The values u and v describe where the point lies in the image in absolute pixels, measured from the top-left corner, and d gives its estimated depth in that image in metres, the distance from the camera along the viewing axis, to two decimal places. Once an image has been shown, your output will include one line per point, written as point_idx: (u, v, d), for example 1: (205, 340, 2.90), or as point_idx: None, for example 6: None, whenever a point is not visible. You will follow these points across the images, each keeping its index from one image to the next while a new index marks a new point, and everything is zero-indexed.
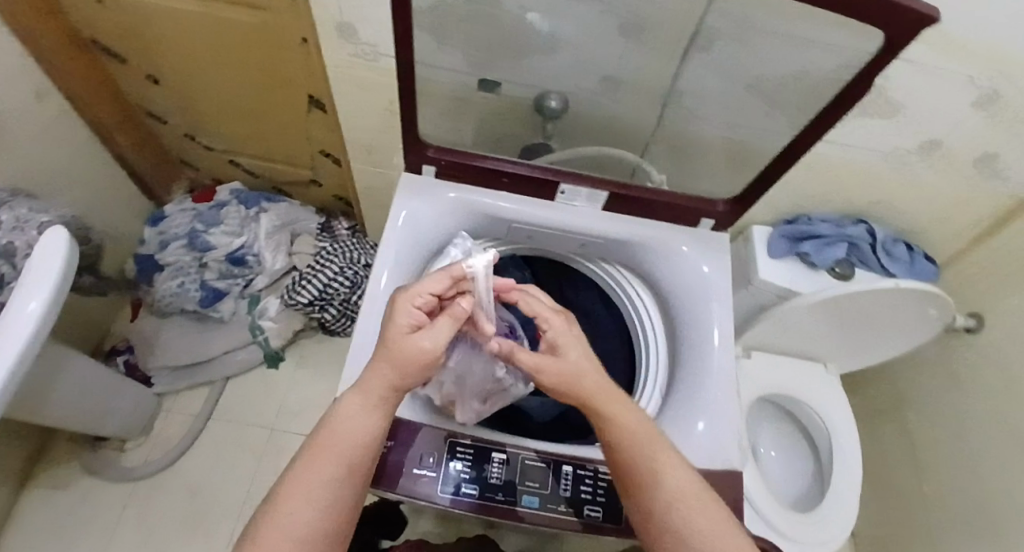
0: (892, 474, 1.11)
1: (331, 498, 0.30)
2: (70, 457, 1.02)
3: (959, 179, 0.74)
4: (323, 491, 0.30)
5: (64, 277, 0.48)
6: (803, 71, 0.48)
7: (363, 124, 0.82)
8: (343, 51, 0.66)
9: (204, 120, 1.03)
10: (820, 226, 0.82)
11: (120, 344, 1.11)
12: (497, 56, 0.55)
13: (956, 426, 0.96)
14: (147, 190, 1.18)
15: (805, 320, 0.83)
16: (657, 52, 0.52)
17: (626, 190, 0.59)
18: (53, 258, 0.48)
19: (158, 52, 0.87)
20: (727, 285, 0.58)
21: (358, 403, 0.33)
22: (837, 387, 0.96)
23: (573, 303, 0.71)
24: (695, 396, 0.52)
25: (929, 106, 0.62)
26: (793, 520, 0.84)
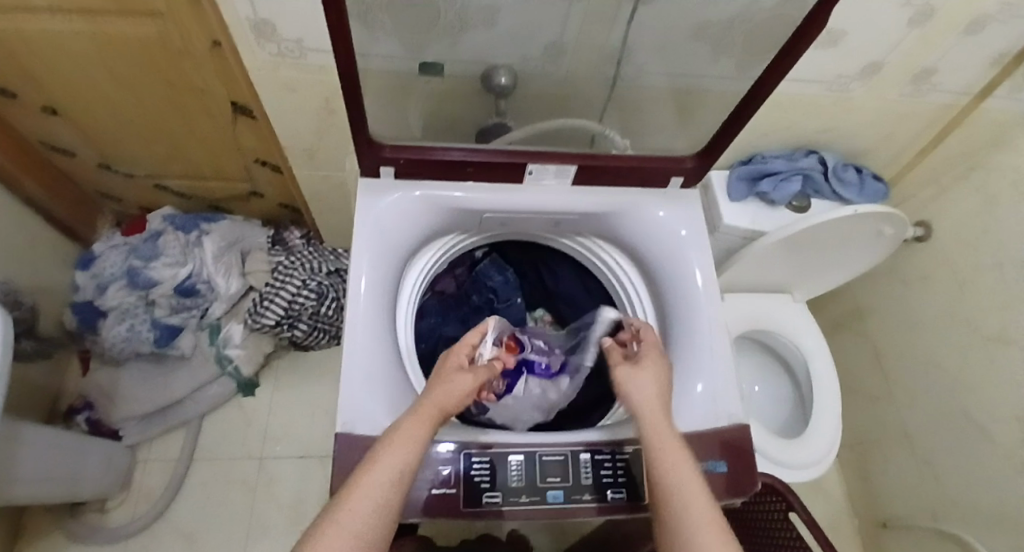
0: (859, 379, 1.21)
1: (393, 499, 0.31)
2: (48, 531, 0.95)
3: (897, 98, 0.77)
4: (386, 487, 0.31)
5: None
6: (750, 11, 0.47)
7: (298, 126, 0.75)
8: (264, 53, 0.60)
9: (120, 146, 0.93)
10: (774, 163, 0.83)
11: (77, 402, 1.02)
12: (438, 39, 0.51)
13: (914, 326, 1.04)
14: (69, 232, 1.06)
15: (772, 257, 0.85)
16: (607, 12, 0.50)
17: (593, 161, 0.57)
18: None
19: (46, 79, 0.76)
20: (704, 244, 0.59)
21: (412, 422, 0.37)
22: (804, 313, 1.01)
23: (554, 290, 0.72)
24: (693, 358, 0.53)
25: (868, 31, 0.62)
26: (785, 446, 0.91)
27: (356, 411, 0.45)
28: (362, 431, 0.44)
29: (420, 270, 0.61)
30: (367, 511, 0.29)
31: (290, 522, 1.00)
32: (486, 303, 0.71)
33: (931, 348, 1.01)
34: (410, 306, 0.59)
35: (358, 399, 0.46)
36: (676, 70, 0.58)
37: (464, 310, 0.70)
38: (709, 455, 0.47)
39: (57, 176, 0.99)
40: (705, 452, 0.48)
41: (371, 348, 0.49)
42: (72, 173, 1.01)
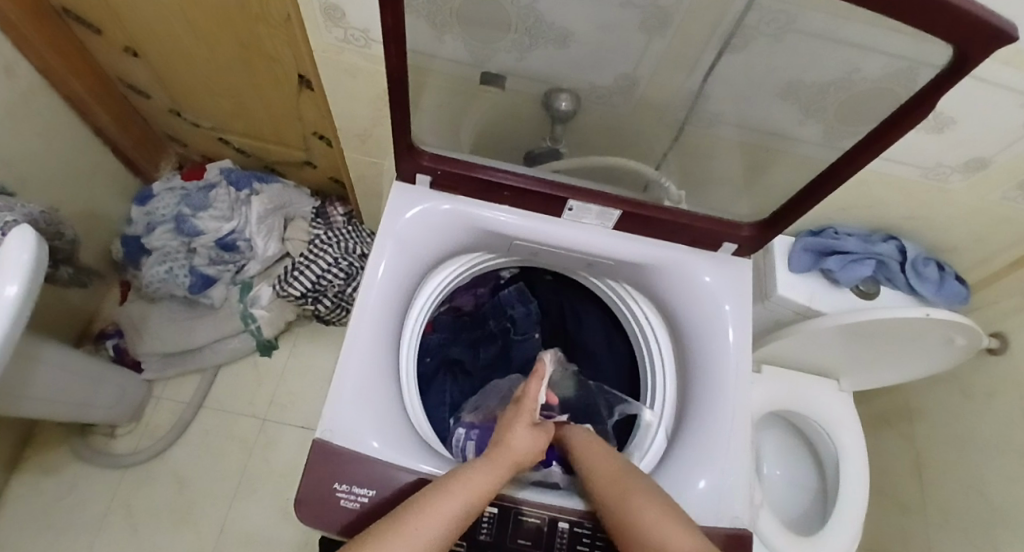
0: (893, 488, 1.09)
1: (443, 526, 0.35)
2: (60, 442, 1.01)
3: (1004, 198, 0.67)
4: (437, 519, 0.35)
5: (31, 276, 0.45)
6: (848, 80, 0.41)
7: (355, 109, 0.76)
8: (330, 35, 0.61)
9: (190, 97, 0.97)
10: (846, 241, 0.75)
11: (109, 327, 1.09)
12: (502, 52, 0.48)
13: (970, 449, 0.93)
14: (132, 166, 1.12)
15: (822, 340, 0.78)
16: (678, 53, 0.46)
17: (641, 209, 0.53)
18: (19, 254, 0.45)
19: (129, 22, 0.80)
20: (747, 322, 0.54)
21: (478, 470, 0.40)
22: (849, 406, 0.92)
23: (572, 333, 0.67)
24: (705, 444, 0.48)
25: (982, 123, 0.55)
26: (793, 543, 0.83)
27: (340, 423, 0.43)
28: (340, 443, 0.42)
29: (437, 284, 0.59)
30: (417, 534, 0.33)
31: (273, 489, 1.02)
32: (502, 332, 0.68)
33: (981, 475, 0.90)
34: (418, 319, 0.58)
35: (346, 410, 0.44)
36: (751, 127, 0.52)
37: (479, 340, 0.68)
38: None
39: (130, 111, 1.05)
40: None
41: (371, 357, 0.47)
42: (144, 111, 1.06)
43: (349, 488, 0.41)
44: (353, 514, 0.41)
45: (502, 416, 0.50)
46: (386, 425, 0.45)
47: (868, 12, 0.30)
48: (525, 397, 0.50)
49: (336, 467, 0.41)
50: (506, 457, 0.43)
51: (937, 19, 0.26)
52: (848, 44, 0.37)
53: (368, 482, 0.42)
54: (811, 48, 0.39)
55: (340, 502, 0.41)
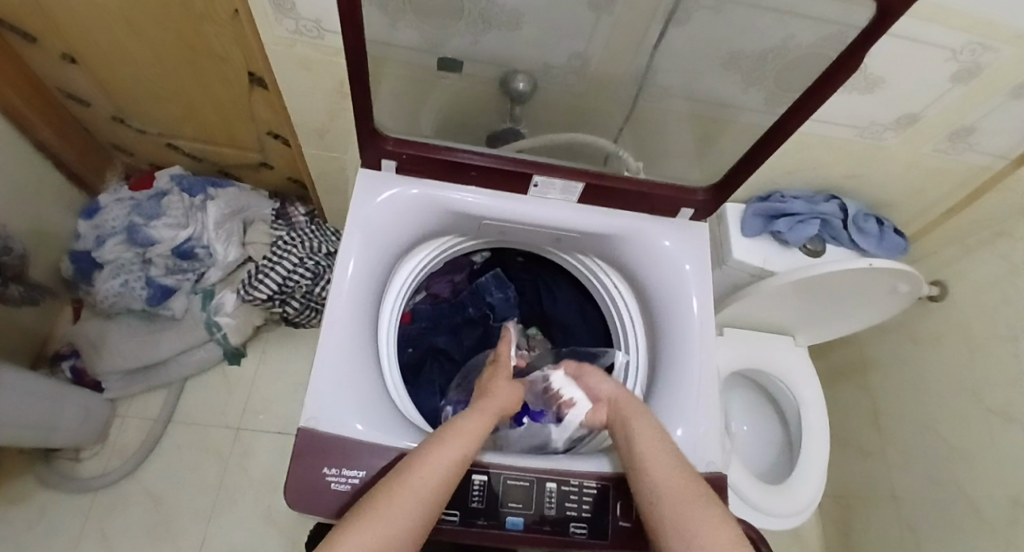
0: (853, 432, 1.17)
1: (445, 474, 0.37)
2: (21, 472, 0.96)
3: (930, 153, 0.73)
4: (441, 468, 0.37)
5: None
6: (785, 47, 0.44)
7: (312, 103, 0.75)
8: (281, 28, 0.60)
9: (135, 102, 0.93)
10: (794, 203, 0.80)
11: (64, 348, 1.03)
12: (458, 35, 0.49)
13: (917, 388, 1.01)
14: (75, 179, 1.06)
15: (780, 298, 0.83)
16: (629, 29, 0.48)
17: (601, 180, 0.55)
18: None
19: (63, 27, 0.75)
20: (707, 282, 0.57)
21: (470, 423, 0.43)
22: (805, 359, 0.98)
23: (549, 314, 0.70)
24: (676, 399, 0.51)
25: (906, 82, 0.60)
26: (765, 491, 0.88)
27: (324, 408, 0.43)
28: (326, 428, 0.43)
29: (409, 270, 0.60)
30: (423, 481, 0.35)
31: (259, 498, 1.00)
32: (482, 318, 0.69)
33: (932, 410, 0.98)
34: (394, 305, 0.58)
35: (328, 395, 0.44)
36: (700, 98, 0.55)
37: (461, 326, 0.69)
38: None
39: (72, 124, 1.00)
40: None
41: (350, 342, 0.47)
42: (85, 121, 1.01)
43: (339, 470, 0.42)
44: (345, 496, 0.42)
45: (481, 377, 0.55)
46: (370, 408, 0.45)
47: None
48: (498, 359, 0.57)
49: (324, 451, 0.42)
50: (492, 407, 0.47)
51: None
52: (782, 11, 0.39)
53: (357, 463, 0.42)
54: (749, 17, 0.41)
55: (331, 486, 0.42)
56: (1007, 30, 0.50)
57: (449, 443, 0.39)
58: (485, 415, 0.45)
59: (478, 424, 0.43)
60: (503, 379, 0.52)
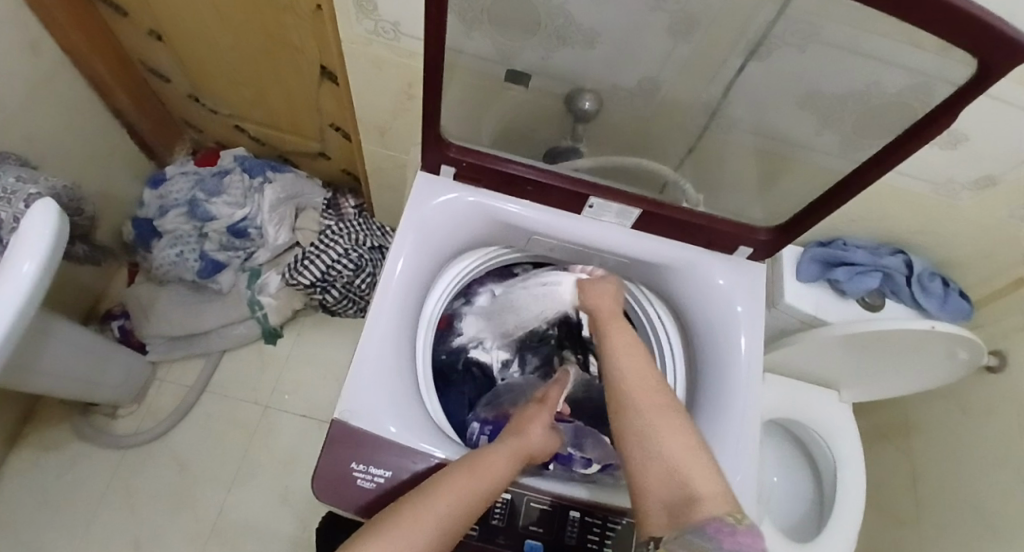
0: (890, 502, 1.10)
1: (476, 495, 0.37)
2: (63, 420, 1.02)
3: (1011, 217, 0.69)
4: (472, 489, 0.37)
5: (54, 248, 0.45)
6: (866, 93, 0.42)
7: (377, 101, 0.77)
8: (360, 27, 0.63)
9: (209, 83, 0.98)
10: (854, 252, 0.76)
11: (116, 309, 1.09)
12: (531, 49, 0.49)
13: (967, 465, 0.94)
14: (147, 149, 1.13)
15: (827, 350, 0.79)
16: (705, 59, 0.47)
17: (659, 209, 0.54)
18: (41, 228, 0.44)
19: (157, 7, 0.81)
20: (759, 324, 0.55)
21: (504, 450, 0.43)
22: (849, 418, 0.93)
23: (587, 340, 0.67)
24: (714, 443, 0.49)
25: (994, 141, 0.56)
26: (789, 550, 0.84)
27: (360, 405, 0.44)
28: (359, 423, 0.43)
29: (452, 276, 0.60)
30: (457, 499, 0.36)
31: (273, 477, 1.02)
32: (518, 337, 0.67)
33: (975, 491, 0.91)
34: (435, 309, 0.59)
35: (365, 393, 0.44)
36: (769, 134, 0.53)
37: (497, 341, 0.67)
38: None
39: (150, 96, 1.06)
40: None
41: (391, 341, 0.47)
42: (162, 96, 1.07)
43: (365, 467, 0.42)
44: (368, 493, 0.42)
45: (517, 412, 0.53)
46: (403, 409, 0.45)
47: (900, 23, 0.31)
48: (546, 398, 0.55)
49: (355, 447, 0.42)
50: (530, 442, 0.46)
51: (969, 30, 0.28)
52: (872, 57, 0.38)
53: (384, 462, 0.42)
54: (835, 59, 0.40)
55: (356, 481, 0.42)
56: None
57: (484, 471, 0.39)
58: (516, 451, 0.44)
59: (510, 455, 0.43)
60: (535, 417, 0.50)
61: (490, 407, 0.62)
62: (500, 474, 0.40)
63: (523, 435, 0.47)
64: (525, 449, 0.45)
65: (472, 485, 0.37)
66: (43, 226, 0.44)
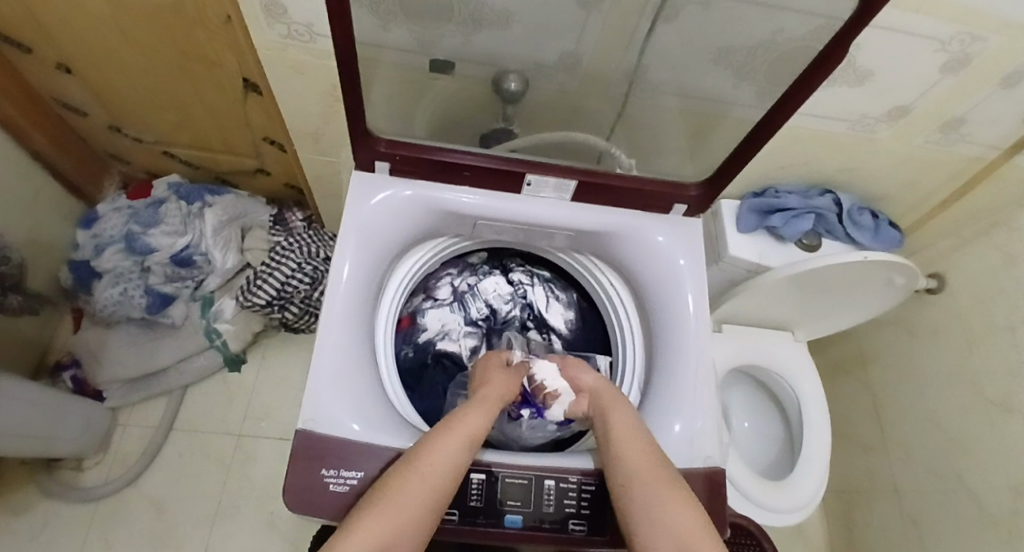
0: (855, 427, 1.17)
1: (447, 463, 0.36)
2: (20, 484, 0.96)
3: (923, 145, 0.74)
4: (445, 464, 0.36)
5: None
6: (770, 39, 0.44)
7: (305, 108, 0.76)
8: (273, 32, 0.61)
9: (131, 112, 0.94)
10: (787, 198, 0.81)
11: (64, 358, 1.03)
12: (448, 36, 0.49)
13: (919, 381, 1.01)
14: (74, 189, 1.07)
15: (777, 293, 0.83)
16: (618, 26, 0.48)
17: (595, 177, 0.56)
18: None
19: (60, 37, 0.76)
20: (702, 276, 0.57)
21: (473, 412, 0.42)
22: (805, 355, 0.98)
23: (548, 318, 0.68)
24: (673, 392, 0.51)
25: (897, 73, 0.60)
26: (766, 487, 0.88)
27: (323, 410, 0.43)
28: (323, 430, 0.43)
29: (404, 272, 0.60)
30: (429, 473, 0.35)
31: (260, 504, 1.00)
32: (484, 324, 0.67)
33: (931, 402, 0.98)
34: (391, 308, 0.59)
35: (326, 398, 0.44)
36: (690, 93, 0.55)
37: (465, 330, 0.67)
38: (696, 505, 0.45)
39: (68, 132, 1.00)
40: None
41: (346, 344, 0.47)
42: (82, 131, 1.02)
43: (336, 472, 0.41)
44: (343, 498, 0.41)
45: (474, 365, 0.54)
46: (365, 407, 0.45)
47: None
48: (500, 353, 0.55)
49: (323, 453, 0.42)
50: (493, 397, 0.46)
51: None
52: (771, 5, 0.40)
53: (355, 464, 0.42)
54: (739, 11, 0.42)
55: (329, 487, 0.41)
56: (993, 18, 0.50)
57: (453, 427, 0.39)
58: (488, 402, 0.44)
59: (481, 412, 0.43)
60: (493, 368, 0.51)
61: (464, 387, 0.60)
62: (479, 425, 0.41)
63: (486, 390, 0.47)
64: (492, 401, 0.45)
65: (444, 451, 0.37)
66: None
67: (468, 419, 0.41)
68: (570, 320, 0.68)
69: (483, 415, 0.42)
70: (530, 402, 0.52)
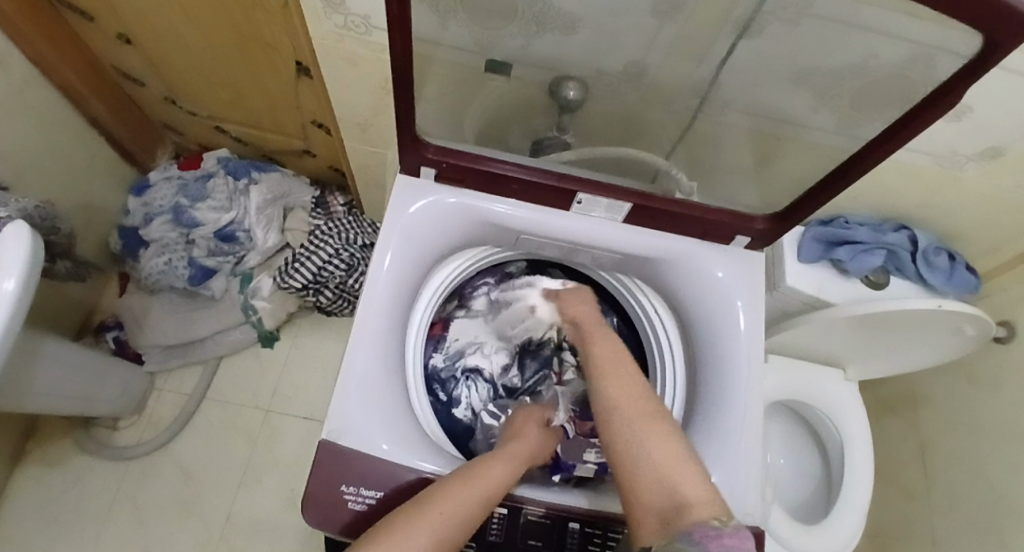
0: (896, 474, 1.10)
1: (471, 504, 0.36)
2: (63, 435, 1.02)
3: (1021, 187, 0.66)
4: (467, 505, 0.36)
5: (27, 273, 0.43)
6: (870, 69, 0.39)
7: (354, 98, 0.74)
8: (329, 22, 0.59)
9: (186, 86, 0.95)
10: (858, 230, 0.74)
11: (109, 320, 1.08)
12: (510, 40, 0.46)
13: (975, 438, 0.93)
14: (128, 156, 1.10)
15: (833, 330, 0.77)
16: (695, 43, 0.43)
17: (651, 201, 0.52)
18: (12, 252, 0.42)
19: (122, 9, 0.77)
20: (759, 317, 0.53)
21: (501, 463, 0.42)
22: (853, 395, 0.92)
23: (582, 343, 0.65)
24: (716, 439, 0.48)
25: (1004, 111, 0.53)
26: (797, 530, 0.84)
27: (348, 423, 0.42)
28: (347, 444, 0.42)
29: (441, 280, 0.59)
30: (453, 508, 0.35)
31: (280, 480, 1.02)
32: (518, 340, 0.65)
33: (984, 461, 0.91)
34: (425, 315, 0.57)
35: (353, 411, 0.43)
36: (766, 116, 0.50)
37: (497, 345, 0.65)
38: None
39: (125, 101, 1.03)
40: None
41: (377, 356, 0.46)
42: (140, 100, 1.04)
43: (356, 490, 0.41)
44: (361, 515, 0.41)
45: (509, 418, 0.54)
46: (392, 424, 0.44)
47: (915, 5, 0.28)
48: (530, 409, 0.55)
49: (344, 470, 0.41)
50: (522, 452, 0.46)
51: (990, 19, 0.25)
52: (880, 34, 0.35)
53: (375, 483, 0.41)
54: (839, 38, 0.37)
55: (348, 504, 0.41)
56: None
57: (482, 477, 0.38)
58: (517, 457, 0.44)
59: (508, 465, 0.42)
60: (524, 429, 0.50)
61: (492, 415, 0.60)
62: (504, 477, 0.40)
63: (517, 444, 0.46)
64: (522, 456, 0.45)
65: (469, 497, 0.36)
66: (15, 249, 0.42)
67: (495, 469, 0.40)
68: (609, 345, 0.64)
69: (509, 468, 0.42)
70: (561, 465, 0.53)
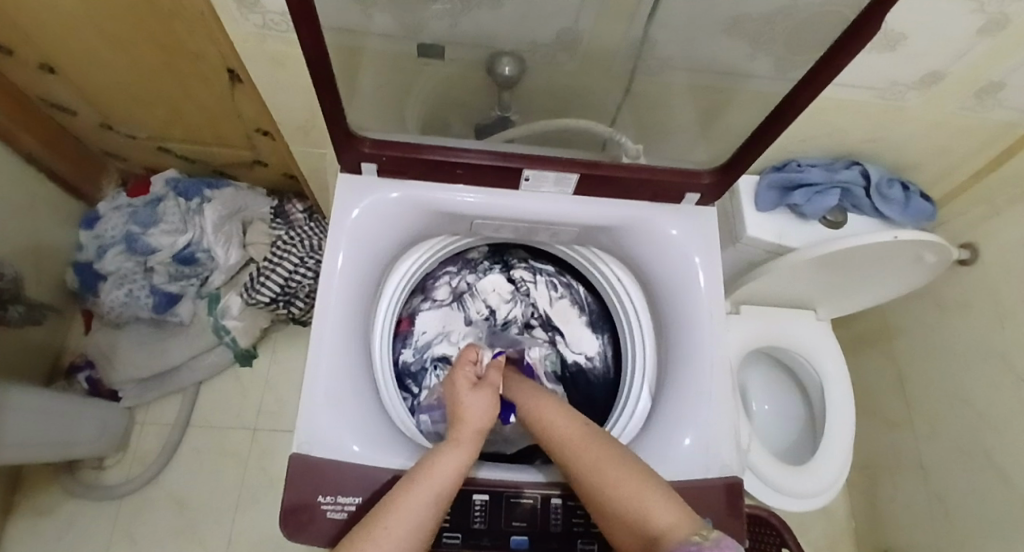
0: (878, 403, 1.14)
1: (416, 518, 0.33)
2: (48, 481, 0.99)
3: (962, 112, 0.67)
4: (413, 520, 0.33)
5: None
6: (792, 7, 0.39)
7: (291, 100, 0.71)
8: (248, 24, 0.57)
9: (118, 107, 0.90)
10: (811, 173, 0.75)
11: (78, 360, 1.05)
12: (431, 22, 0.45)
13: (947, 360, 0.97)
14: (73, 190, 1.06)
15: (799, 274, 0.78)
16: (619, 4, 0.42)
17: (597, 169, 0.52)
18: None
19: (34, 34, 0.72)
20: (718, 272, 0.53)
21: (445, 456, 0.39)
22: (827, 334, 0.94)
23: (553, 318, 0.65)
24: (684, 397, 0.49)
25: (933, 36, 0.54)
26: (788, 472, 0.86)
27: (318, 432, 0.42)
28: (319, 455, 0.41)
29: (400, 276, 0.58)
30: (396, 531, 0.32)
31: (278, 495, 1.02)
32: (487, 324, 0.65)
33: (956, 378, 0.95)
34: (388, 313, 0.57)
35: (322, 418, 0.42)
36: (703, 68, 0.50)
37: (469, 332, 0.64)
38: (715, 515, 0.43)
39: (59, 133, 0.98)
40: (701, 508, 0.43)
41: (338, 362, 0.45)
42: (74, 130, 0.99)
43: (333, 499, 0.40)
44: (341, 524, 0.41)
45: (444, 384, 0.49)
46: (366, 428, 0.44)
47: None
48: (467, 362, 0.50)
49: (318, 480, 0.40)
50: (469, 430, 0.42)
51: None
52: None
53: (352, 489, 0.41)
54: None
55: (327, 513, 0.40)
56: None
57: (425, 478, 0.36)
58: (461, 440, 0.41)
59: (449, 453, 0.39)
60: (464, 380, 0.47)
61: None
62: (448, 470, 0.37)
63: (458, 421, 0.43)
64: (468, 433, 0.42)
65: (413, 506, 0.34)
66: None
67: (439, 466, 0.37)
68: (579, 318, 0.65)
69: (453, 456, 0.39)
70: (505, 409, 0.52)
